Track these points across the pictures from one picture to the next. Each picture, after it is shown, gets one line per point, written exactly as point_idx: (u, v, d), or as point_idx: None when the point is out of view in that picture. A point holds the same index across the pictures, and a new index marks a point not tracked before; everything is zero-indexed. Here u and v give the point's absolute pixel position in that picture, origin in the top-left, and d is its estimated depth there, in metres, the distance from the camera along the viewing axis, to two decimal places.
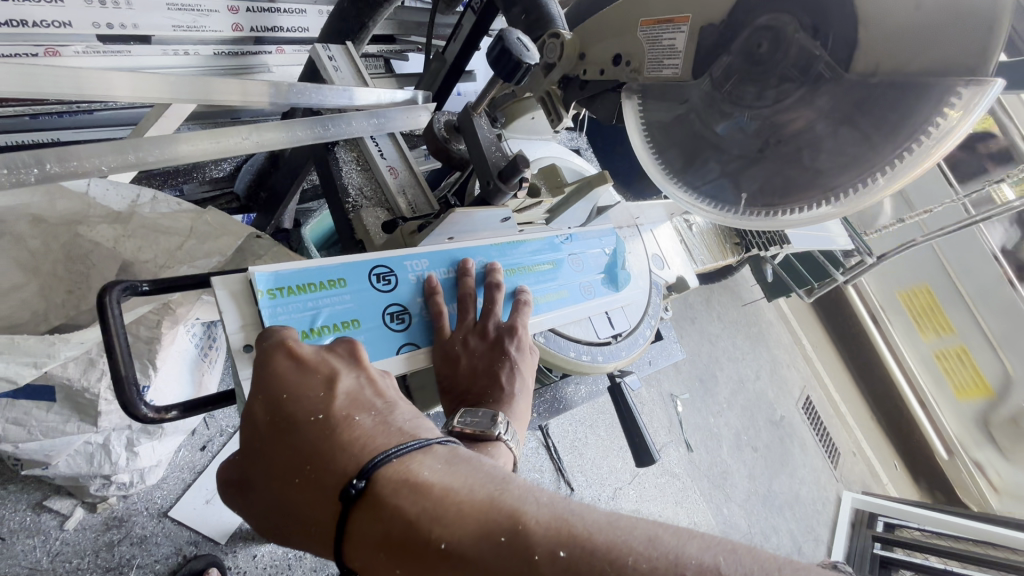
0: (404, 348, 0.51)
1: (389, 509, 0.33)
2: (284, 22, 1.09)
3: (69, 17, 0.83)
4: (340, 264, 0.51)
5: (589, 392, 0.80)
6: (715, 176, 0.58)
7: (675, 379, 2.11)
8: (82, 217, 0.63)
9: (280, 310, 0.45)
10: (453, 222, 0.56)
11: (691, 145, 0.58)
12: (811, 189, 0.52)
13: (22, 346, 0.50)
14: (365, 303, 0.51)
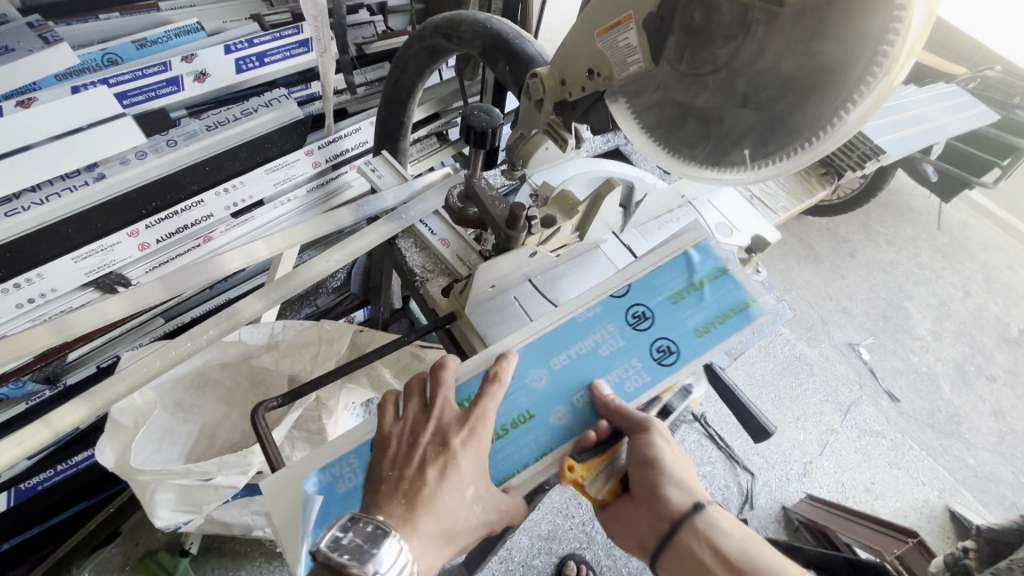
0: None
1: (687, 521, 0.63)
2: (348, 143, 1.32)
3: (209, 210, 1.15)
4: (667, 311, 0.71)
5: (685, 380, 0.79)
6: (721, 144, 0.56)
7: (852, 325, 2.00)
8: (250, 354, 0.85)
9: (707, 295, 0.73)
10: (481, 277, 0.68)
11: (698, 123, 0.57)
12: (818, 111, 0.48)
13: (230, 461, 0.70)
14: (611, 306, 0.71)
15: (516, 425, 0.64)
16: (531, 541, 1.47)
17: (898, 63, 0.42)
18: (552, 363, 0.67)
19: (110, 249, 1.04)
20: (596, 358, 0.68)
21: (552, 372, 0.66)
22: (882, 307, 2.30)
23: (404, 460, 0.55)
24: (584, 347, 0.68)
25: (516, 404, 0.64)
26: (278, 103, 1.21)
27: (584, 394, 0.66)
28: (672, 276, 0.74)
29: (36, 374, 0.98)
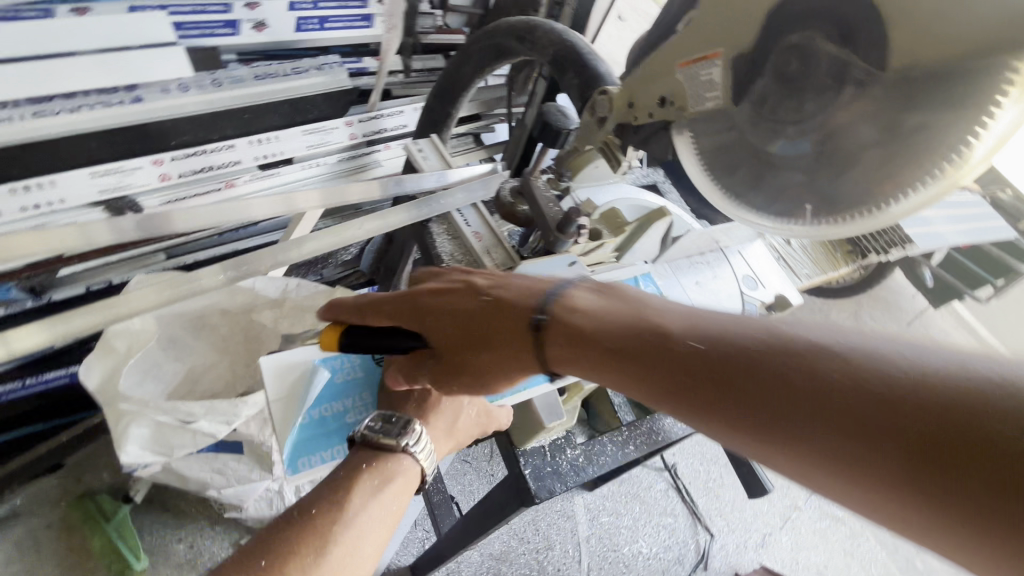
0: (327, 459, 0.59)
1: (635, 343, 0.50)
2: (388, 124, 1.33)
3: (238, 157, 1.14)
4: None
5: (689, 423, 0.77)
6: (775, 192, 0.59)
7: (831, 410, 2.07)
8: (251, 306, 0.82)
9: None
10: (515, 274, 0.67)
11: (759, 169, 0.59)
12: (878, 184, 0.51)
13: (218, 407, 0.67)
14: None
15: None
16: (481, 558, 1.42)
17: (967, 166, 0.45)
18: None
19: (130, 172, 1.03)
20: None
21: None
22: None
23: (414, 376, 0.63)
24: None
25: None
26: (329, 69, 1.19)
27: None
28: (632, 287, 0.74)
29: (21, 283, 0.94)
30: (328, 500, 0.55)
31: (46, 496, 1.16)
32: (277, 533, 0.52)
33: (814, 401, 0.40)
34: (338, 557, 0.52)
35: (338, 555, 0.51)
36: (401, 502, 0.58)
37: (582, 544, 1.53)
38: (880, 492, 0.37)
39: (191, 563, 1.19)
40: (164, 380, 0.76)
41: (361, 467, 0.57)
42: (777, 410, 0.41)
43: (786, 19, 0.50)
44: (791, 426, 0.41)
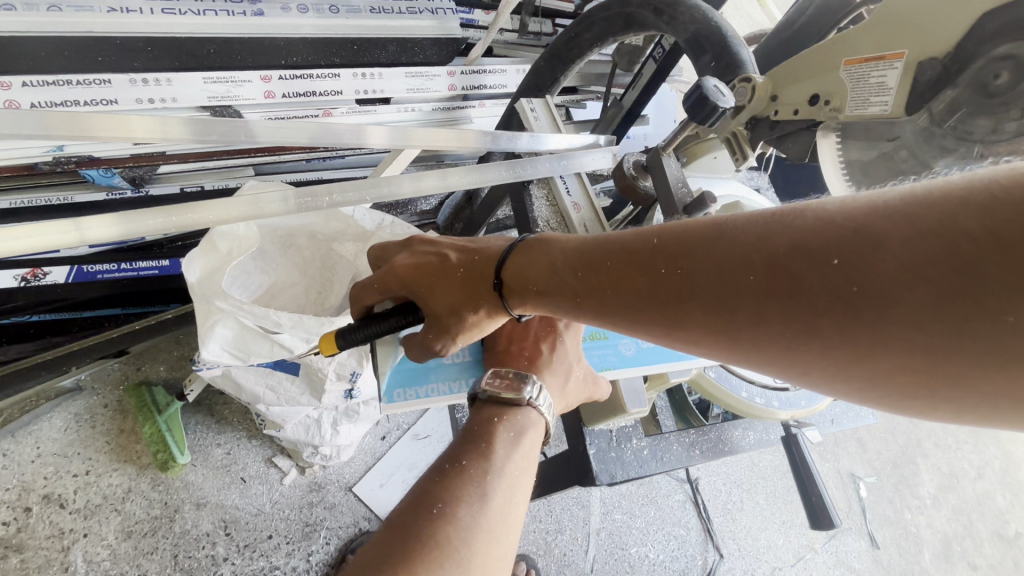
0: (420, 394, 0.70)
1: (657, 268, 0.48)
2: (489, 80, 1.30)
3: (340, 87, 1.13)
4: None
5: (757, 439, 0.89)
6: None
7: (859, 461, 2.16)
8: (338, 235, 0.82)
9: None
10: None
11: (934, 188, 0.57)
12: None
13: (305, 323, 0.69)
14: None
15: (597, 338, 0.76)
16: None
17: None
18: None
19: (240, 84, 1.03)
20: None
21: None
22: (895, 452, 2.22)
23: (523, 336, 0.71)
24: None
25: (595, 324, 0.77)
26: (443, 15, 1.16)
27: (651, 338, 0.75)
28: None
29: (125, 172, 0.97)
30: (475, 453, 0.60)
31: (108, 377, 1.23)
32: (435, 487, 0.56)
33: (849, 311, 0.38)
34: (497, 500, 0.56)
35: (495, 501, 0.56)
36: (535, 451, 0.64)
37: (592, 535, 1.53)
38: (1005, 365, 0.34)
39: (226, 468, 1.24)
40: (249, 288, 0.78)
41: (493, 419, 0.64)
42: (854, 324, 0.38)
43: (993, 31, 0.48)
44: (863, 331, 0.38)
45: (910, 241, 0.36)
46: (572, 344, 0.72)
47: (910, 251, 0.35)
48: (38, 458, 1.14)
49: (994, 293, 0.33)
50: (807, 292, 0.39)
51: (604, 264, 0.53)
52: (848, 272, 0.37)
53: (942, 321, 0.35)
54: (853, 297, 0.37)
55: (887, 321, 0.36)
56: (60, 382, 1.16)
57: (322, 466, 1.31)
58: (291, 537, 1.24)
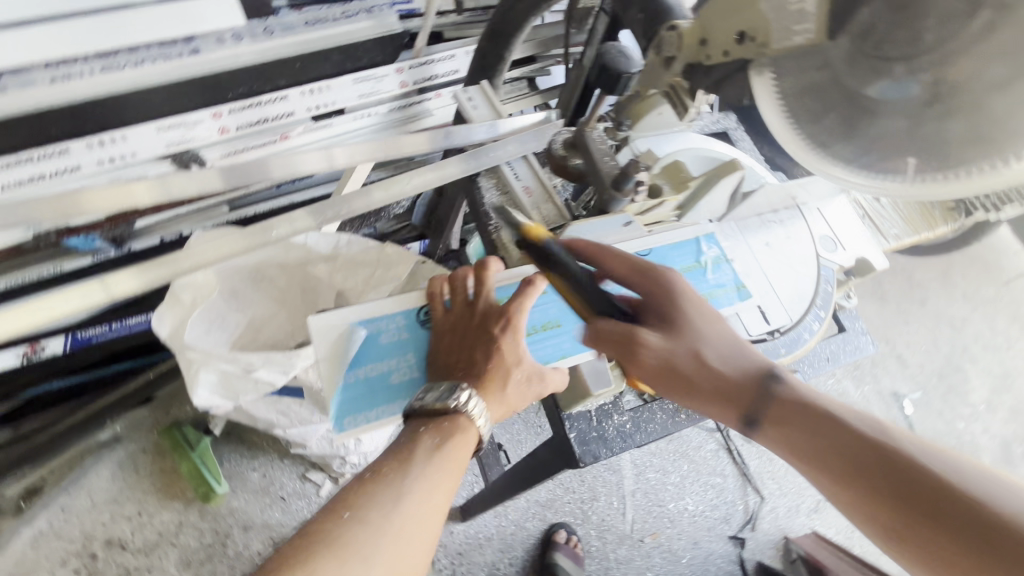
0: (371, 419, 0.64)
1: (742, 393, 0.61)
2: (439, 69, 1.25)
3: (291, 108, 1.12)
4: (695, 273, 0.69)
5: None
6: (875, 145, 0.52)
7: (900, 377, 2.15)
8: (304, 262, 0.84)
9: (709, 273, 0.68)
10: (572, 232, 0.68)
11: (863, 118, 0.52)
12: (1004, 129, 0.46)
13: (280, 356, 0.71)
14: (638, 261, 0.70)
15: (546, 327, 0.71)
16: (528, 504, 1.47)
17: None
18: None
19: (193, 126, 1.04)
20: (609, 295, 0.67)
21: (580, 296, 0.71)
22: (940, 364, 2.22)
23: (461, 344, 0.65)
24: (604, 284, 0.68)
25: (548, 312, 0.72)
26: (380, 12, 1.15)
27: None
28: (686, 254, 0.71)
29: (105, 234, 1.00)
30: (392, 459, 0.58)
31: (141, 424, 1.30)
32: (349, 491, 0.56)
33: (852, 463, 0.56)
34: (413, 501, 0.55)
35: (406, 508, 0.54)
36: (460, 457, 0.59)
37: (628, 497, 1.55)
38: (919, 533, 0.52)
39: (265, 490, 1.31)
40: (228, 328, 0.80)
41: (420, 427, 0.60)
42: (851, 470, 0.56)
43: None
44: (855, 476, 0.55)
45: (915, 471, 0.53)
46: (514, 344, 0.64)
47: (909, 467, 0.53)
48: (94, 508, 1.22)
49: (942, 511, 0.51)
50: (834, 447, 0.57)
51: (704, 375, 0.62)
52: (869, 444, 0.55)
53: (901, 500, 0.53)
54: (862, 460, 0.55)
55: (872, 482, 0.54)
56: (97, 436, 1.24)
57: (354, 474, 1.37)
58: None
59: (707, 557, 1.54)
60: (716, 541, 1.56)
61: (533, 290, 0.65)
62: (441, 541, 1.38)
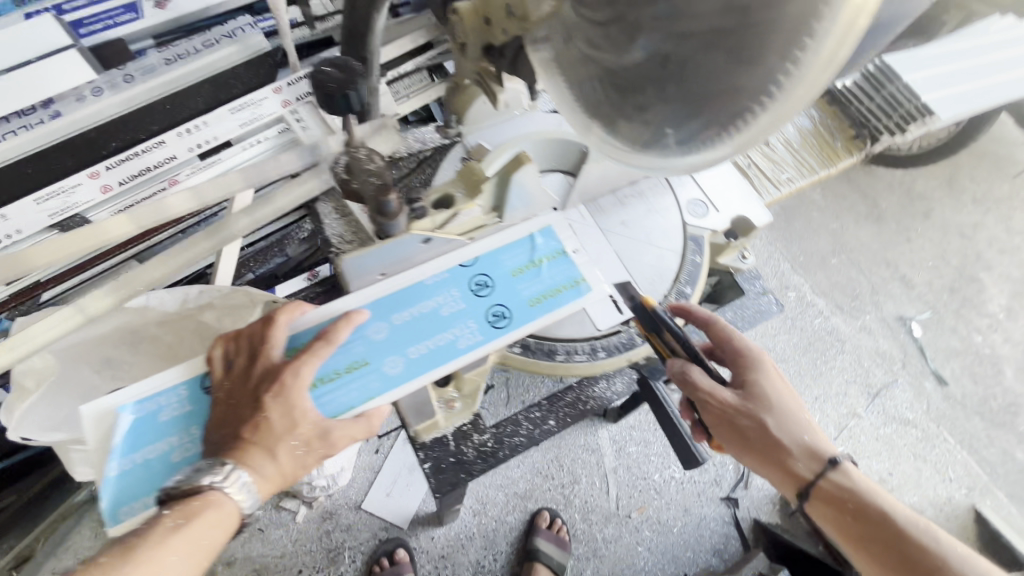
0: (144, 505, 0.63)
1: (771, 442, 0.76)
2: (321, 80, 1.16)
3: (172, 151, 1.06)
4: (516, 285, 0.66)
5: (623, 387, 0.79)
6: (639, 128, 0.49)
7: (905, 300, 2.01)
8: (175, 315, 0.82)
9: (548, 271, 0.67)
10: (354, 262, 0.67)
11: (645, 92, 0.46)
12: (731, 96, 0.43)
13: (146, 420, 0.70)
14: (460, 273, 0.65)
15: (351, 369, 0.62)
16: (506, 497, 1.47)
17: (810, 64, 0.40)
18: (375, 326, 0.63)
19: (72, 191, 1.01)
20: (432, 313, 0.64)
21: (393, 326, 0.63)
22: (951, 277, 2.08)
23: (234, 413, 0.59)
24: (421, 303, 0.64)
25: (352, 352, 0.62)
26: (242, 33, 1.12)
27: (426, 343, 0.63)
28: (513, 255, 0.67)
29: (10, 312, 1.02)
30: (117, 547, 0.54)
31: None
32: None
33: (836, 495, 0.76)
34: None
35: None
36: (210, 537, 0.56)
37: (610, 474, 1.52)
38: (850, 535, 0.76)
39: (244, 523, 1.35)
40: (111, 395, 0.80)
41: (165, 507, 0.57)
42: (831, 496, 0.77)
43: None
44: (830, 499, 0.77)
45: (875, 506, 0.75)
46: (291, 415, 0.58)
47: (872, 504, 0.76)
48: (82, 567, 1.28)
49: (883, 532, 0.74)
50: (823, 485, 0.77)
51: (752, 427, 0.76)
52: (847, 488, 0.76)
53: (855, 522, 0.76)
54: (840, 495, 0.76)
55: (843, 502, 0.76)
56: (74, 498, 1.29)
57: (327, 495, 1.39)
58: (319, 565, 1.34)
59: (699, 522, 1.50)
60: (707, 504, 1.52)
61: (321, 347, 0.59)
62: (422, 547, 1.38)
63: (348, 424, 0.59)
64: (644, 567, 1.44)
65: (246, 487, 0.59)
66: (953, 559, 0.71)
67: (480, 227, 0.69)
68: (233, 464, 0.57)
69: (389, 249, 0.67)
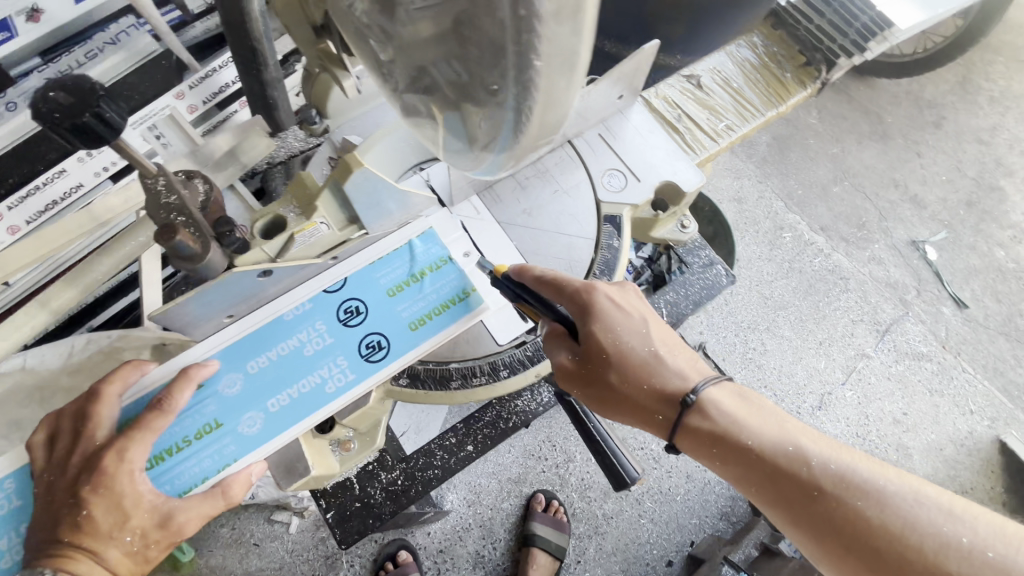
0: None
1: (629, 391, 0.64)
2: (226, 77, 1.06)
3: (78, 179, 1.00)
4: (383, 313, 0.65)
5: (539, 402, 0.84)
6: (468, 133, 0.46)
7: (917, 222, 1.85)
8: None
9: (426, 286, 0.66)
10: (175, 320, 0.58)
11: (493, 68, 0.37)
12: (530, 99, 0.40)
13: None
14: (324, 301, 0.64)
15: (201, 435, 0.59)
16: (499, 485, 1.43)
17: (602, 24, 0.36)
18: (227, 377, 0.61)
19: None
20: (296, 352, 0.62)
21: (247, 378, 0.61)
22: (967, 191, 1.90)
23: (59, 506, 0.55)
24: (279, 343, 0.62)
25: (204, 413, 0.59)
26: (127, 38, 0.97)
27: (288, 392, 0.61)
28: (379, 276, 0.66)
29: None
30: None
31: None
32: None
33: (729, 446, 0.61)
34: None
35: None
36: None
37: None
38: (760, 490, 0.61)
39: (238, 540, 1.34)
40: None
41: None
42: (723, 446, 0.62)
43: None
44: (725, 451, 0.62)
45: (779, 449, 0.60)
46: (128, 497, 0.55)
47: (776, 447, 0.60)
48: None
49: (790, 481, 0.58)
50: (707, 433, 0.62)
51: (602, 376, 0.64)
52: (740, 434, 0.61)
53: (757, 473, 0.60)
54: (732, 443, 0.61)
55: (739, 453, 0.61)
56: None
57: (317, 504, 1.36)
58: (319, 573, 1.33)
59: (703, 487, 1.45)
60: (710, 468, 1.46)
61: (160, 417, 0.56)
62: (421, 544, 1.37)
63: (194, 505, 0.56)
64: (648, 539, 1.40)
65: None
66: (836, 473, 0.57)
67: (337, 247, 0.65)
68: (50, 573, 0.51)
69: (231, 294, 0.60)
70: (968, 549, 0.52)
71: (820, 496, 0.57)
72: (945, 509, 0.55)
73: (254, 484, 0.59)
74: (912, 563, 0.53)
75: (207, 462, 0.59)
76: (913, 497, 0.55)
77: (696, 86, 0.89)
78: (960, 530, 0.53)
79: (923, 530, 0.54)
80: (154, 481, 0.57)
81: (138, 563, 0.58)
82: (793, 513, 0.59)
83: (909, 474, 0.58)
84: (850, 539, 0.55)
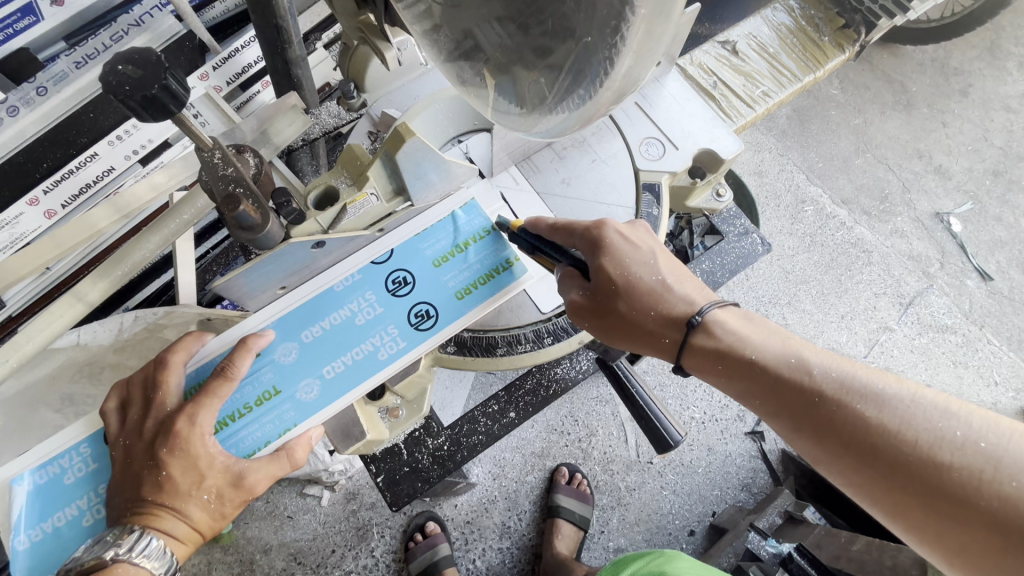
0: None
1: (638, 318, 0.64)
2: (248, 58, 1.07)
3: (108, 163, 1.01)
4: (430, 283, 0.67)
5: (578, 368, 0.87)
6: (522, 94, 0.45)
7: (942, 194, 1.81)
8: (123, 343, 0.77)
9: (471, 256, 0.69)
10: (233, 288, 0.61)
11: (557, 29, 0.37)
12: (590, 56, 0.39)
13: None
14: (372, 272, 0.66)
15: (261, 402, 0.62)
16: (523, 459, 1.46)
17: None
18: (282, 344, 0.63)
19: (15, 222, 0.95)
20: (347, 319, 0.65)
21: (302, 347, 0.64)
22: (994, 160, 1.86)
23: (133, 471, 0.57)
24: (328, 310, 0.65)
25: (262, 380, 0.63)
26: (151, 19, 0.96)
27: (342, 360, 0.64)
28: (425, 247, 0.68)
29: None
30: None
31: None
32: None
33: (732, 363, 0.61)
34: None
35: None
36: None
37: (628, 423, 1.48)
38: (768, 408, 0.60)
39: (273, 513, 1.39)
40: None
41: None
42: (727, 365, 0.61)
43: None
44: (729, 370, 0.62)
45: (784, 363, 0.59)
46: (201, 459, 0.57)
47: (781, 362, 0.59)
48: None
49: (797, 392, 0.57)
50: (711, 353, 0.62)
51: (612, 305, 0.65)
52: (743, 350, 0.61)
53: (762, 388, 0.59)
54: (736, 359, 0.61)
55: (743, 369, 0.61)
56: None
57: (347, 478, 1.40)
58: (351, 544, 1.38)
59: (725, 459, 1.46)
60: (731, 441, 1.47)
61: (225, 384, 0.59)
62: (449, 516, 1.40)
63: (262, 466, 0.59)
64: (671, 510, 1.42)
65: (157, 553, 0.54)
66: (836, 378, 0.56)
67: (386, 220, 0.66)
68: (140, 529, 0.54)
69: (285, 262, 0.62)
70: (961, 442, 0.50)
71: (820, 401, 0.56)
72: (941, 407, 0.53)
73: (314, 447, 0.63)
74: (907, 458, 0.51)
75: (272, 425, 0.62)
76: (910, 397, 0.54)
77: (730, 52, 0.89)
78: (956, 425, 0.51)
79: (918, 426, 0.52)
80: (222, 444, 0.60)
81: (216, 519, 0.60)
82: (794, 421, 0.57)
83: (907, 380, 0.56)
84: (855, 443, 0.53)
